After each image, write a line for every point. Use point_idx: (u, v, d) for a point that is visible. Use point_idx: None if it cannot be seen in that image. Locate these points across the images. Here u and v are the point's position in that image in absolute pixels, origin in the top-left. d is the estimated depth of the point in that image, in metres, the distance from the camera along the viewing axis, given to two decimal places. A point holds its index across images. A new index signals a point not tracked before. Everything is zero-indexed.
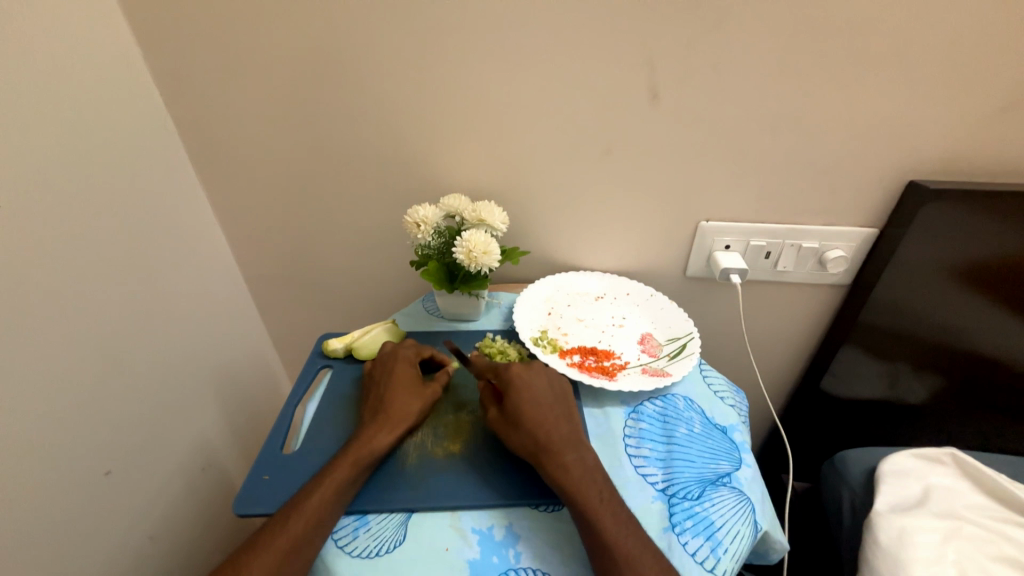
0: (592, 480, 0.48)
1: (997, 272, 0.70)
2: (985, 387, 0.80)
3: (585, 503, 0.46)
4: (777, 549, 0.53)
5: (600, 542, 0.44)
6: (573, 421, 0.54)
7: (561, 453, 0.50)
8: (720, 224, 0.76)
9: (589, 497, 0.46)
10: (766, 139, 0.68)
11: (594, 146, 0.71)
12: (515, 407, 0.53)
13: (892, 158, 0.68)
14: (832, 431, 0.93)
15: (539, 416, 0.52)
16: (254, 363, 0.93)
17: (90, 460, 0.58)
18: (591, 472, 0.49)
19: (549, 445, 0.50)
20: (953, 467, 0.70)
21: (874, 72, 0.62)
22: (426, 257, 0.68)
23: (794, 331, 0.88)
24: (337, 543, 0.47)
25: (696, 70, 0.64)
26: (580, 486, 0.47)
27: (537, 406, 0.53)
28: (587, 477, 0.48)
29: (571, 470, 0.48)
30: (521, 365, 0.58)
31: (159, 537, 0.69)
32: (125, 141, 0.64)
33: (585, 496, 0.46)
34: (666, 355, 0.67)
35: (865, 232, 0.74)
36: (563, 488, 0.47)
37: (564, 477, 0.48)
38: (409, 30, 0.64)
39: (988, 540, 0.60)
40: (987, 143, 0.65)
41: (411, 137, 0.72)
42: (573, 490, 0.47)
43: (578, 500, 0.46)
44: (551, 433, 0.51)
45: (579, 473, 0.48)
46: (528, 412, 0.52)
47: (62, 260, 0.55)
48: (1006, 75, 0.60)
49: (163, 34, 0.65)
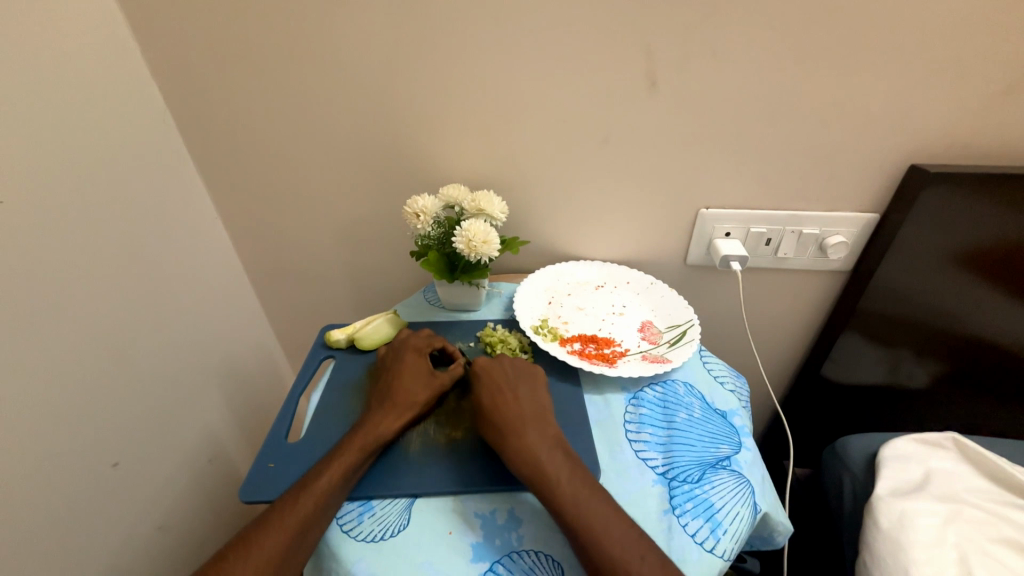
0: (552, 459, 0.48)
1: (998, 256, 0.70)
2: (986, 371, 0.80)
3: (544, 480, 0.46)
4: (779, 532, 0.54)
5: (564, 516, 0.44)
6: (539, 401, 0.54)
7: (520, 431, 0.50)
8: (720, 211, 0.76)
9: (556, 469, 0.47)
10: (765, 126, 0.68)
11: (592, 134, 0.71)
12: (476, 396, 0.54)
13: (893, 143, 0.67)
14: (834, 417, 0.93)
15: (500, 401, 0.52)
16: (259, 355, 0.94)
17: (97, 452, 0.59)
18: (553, 450, 0.48)
19: (510, 425, 0.50)
20: (955, 452, 0.70)
21: (875, 56, 0.61)
22: (426, 247, 0.68)
23: (795, 318, 0.88)
24: (341, 527, 0.48)
25: (695, 56, 0.63)
26: (540, 463, 0.47)
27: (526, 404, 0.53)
28: (546, 453, 0.48)
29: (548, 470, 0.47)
30: (487, 359, 0.58)
31: (168, 527, 0.70)
32: (124, 137, 0.64)
33: (548, 471, 0.47)
34: (666, 342, 0.67)
35: (866, 218, 0.74)
36: (521, 467, 0.47)
37: (521, 456, 0.48)
38: (406, 19, 0.64)
39: (988, 522, 0.60)
40: (989, 126, 0.65)
41: (410, 128, 0.72)
42: (534, 464, 0.47)
43: (538, 477, 0.46)
44: (511, 413, 0.51)
45: (541, 451, 0.48)
46: (486, 398, 0.53)
47: (67, 256, 0.55)
48: (1007, 57, 0.60)
49: (161, 29, 0.65)
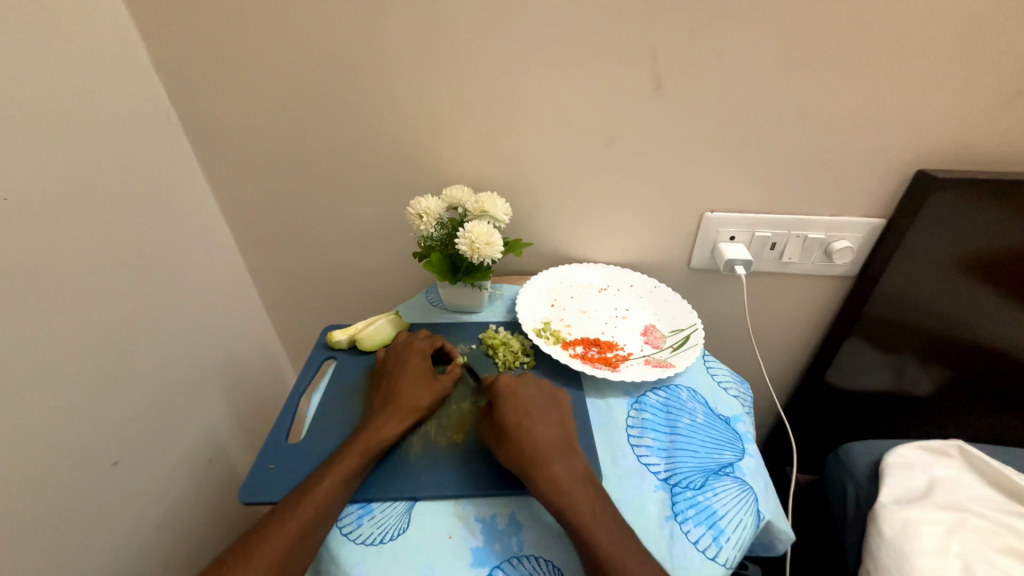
0: (582, 492, 0.47)
1: (1005, 263, 0.69)
2: (992, 379, 0.79)
3: (574, 514, 0.45)
4: (782, 540, 0.53)
5: (596, 554, 0.43)
6: (563, 428, 0.53)
7: (548, 459, 0.48)
8: (724, 215, 0.75)
9: (586, 506, 0.46)
10: (770, 130, 0.67)
11: (596, 137, 0.70)
12: (500, 415, 0.52)
13: (900, 148, 0.67)
14: (837, 423, 0.92)
15: (508, 411, 0.52)
16: (260, 354, 0.94)
17: (98, 451, 0.59)
18: (581, 483, 0.47)
19: (536, 453, 0.49)
20: (959, 460, 0.70)
21: (882, 60, 0.61)
22: (429, 248, 0.67)
23: (800, 323, 0.87)
24: (342, 530, 0.48)
25: (700, 59, 0.63)
26: (570, 496, 0.46)
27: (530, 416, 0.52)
28: (576, 486, 0.47)
29: (554, 479, 0.47)
30: (513, 376, 0.57)
31: (167, 527, 0.70)
32: (128, 135, 0.64)
33: (577, 504, 0.46)
34: (669, 346, 0.67)
35: (872, 223, 0.73)
36: (551, 497, 0.46)
37: (551, 487, 0.47)
38: (410, 19, 0.63)
39: (993, 531, 0.60)
40: (996, 132, 0.64)
41: (413, 129, 0.72)
42: (563, 495, 0.46)
43: (567, 510, 0.45)
44: (537, 439, 0.50)
45: (561, 483, 0.47)
46: (513, 419, 0.51)
47: (70, 254, 0.55)
48: (1015, 62, 0.59)
49: (166, 28, 0.65)
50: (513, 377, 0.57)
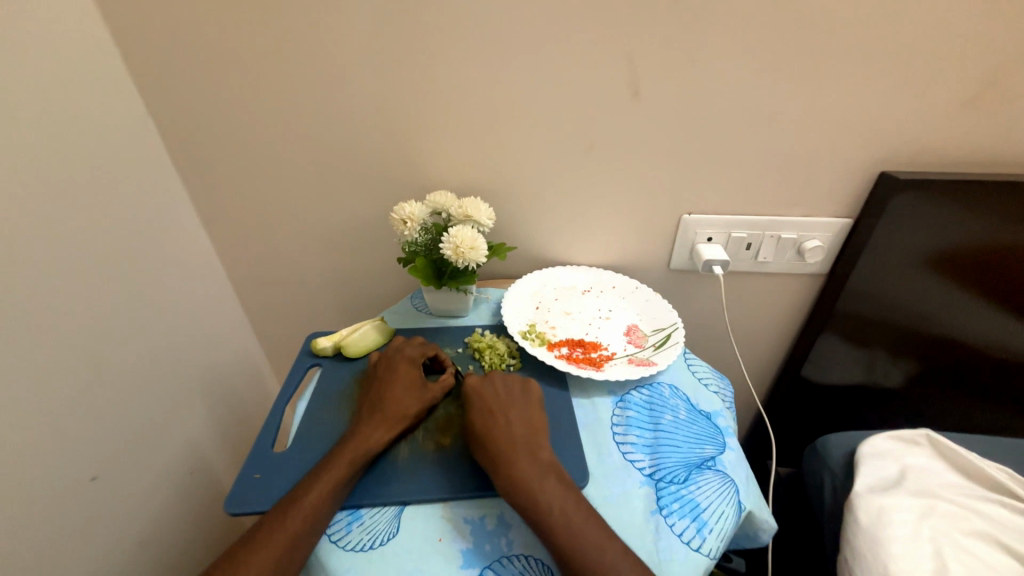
0: (545, 487, 0.47)
1: (963, 258, 0.73)
2: (956, 369, 0.83)
3: (541, 514, 0.45)
4: (764, 530, 0.55)
5: (562, 547, 0.43)
6: (536, 428, 0.53)
7: (517, 455, 0.49)
8: (702, 217, 0.77)
9: (551, 496, 0.46)
10: (744, 135, 0.70)
11: (577, 142, 0.72)
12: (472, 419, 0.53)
13: (866, 151, 0.70)
14: (816, 416, 0.96)
15: (490, 426, 0.52)
16: (241, 365, 0.93)
17: (76, 468, 0.57)
18: (546, 477, 0.48)
19: (506, 451, 0.50)
20: (928, 448, 0.73)
21: (849, 65, 0.64)
22: (414, 253, 0.68)
23: (777, 320, 0.90)
24: (330, 538, 0.48)
25: (677, 68, 0.65)
26: (537, 492, 0.47)
27: (500, 419, 0.53)
28: (542, 483, 0.47)
29: (524, 477, 0.47)
30: (476, 377, 0.58)
31: (149, 542, 0.69)
32: (104, 145, 0.63)
33: (546, 505, 0.46)
34: (652, 345, 0.69)
35: (842, 222, 0.76)
36: (519, 496, 0.47)
37: (518, 485, 0.47)
38: (393, 28, 0.64)
39: (962, 517, 0.63)
40: (953, 135, 0.68)
41: (396, 135, 0.72)
42: (535, 498, 0.46)
43: (530, 502, 0.46)
44: (510, 441, 0.51)
45: (537, 481, 0.47)
46: (480, 422, 0.52)
47: (47, 267, 0.55)
48: (969, 69, 0.63)
49: (141, 37, 0.64)
50: (479, 380, 0.57)
